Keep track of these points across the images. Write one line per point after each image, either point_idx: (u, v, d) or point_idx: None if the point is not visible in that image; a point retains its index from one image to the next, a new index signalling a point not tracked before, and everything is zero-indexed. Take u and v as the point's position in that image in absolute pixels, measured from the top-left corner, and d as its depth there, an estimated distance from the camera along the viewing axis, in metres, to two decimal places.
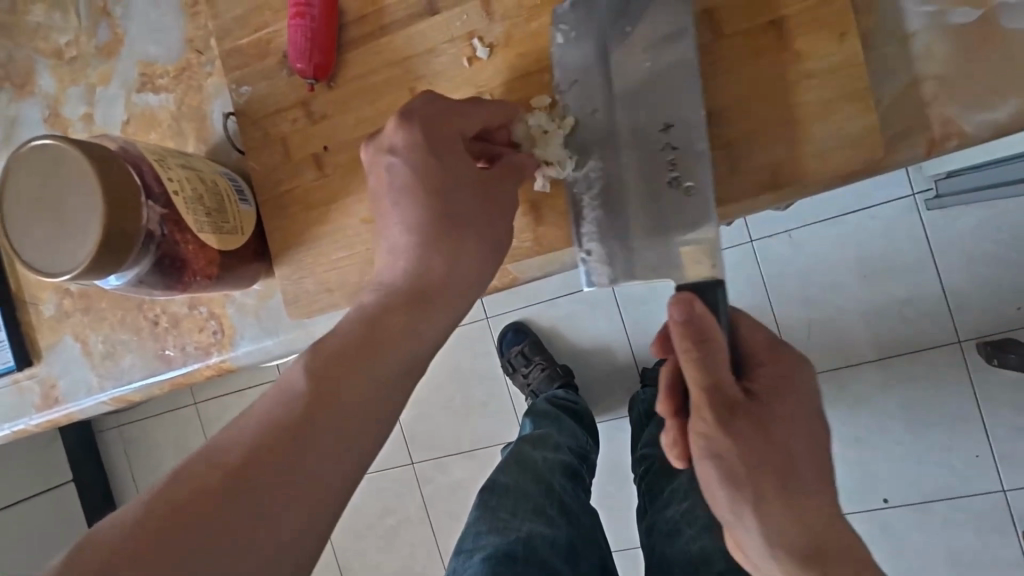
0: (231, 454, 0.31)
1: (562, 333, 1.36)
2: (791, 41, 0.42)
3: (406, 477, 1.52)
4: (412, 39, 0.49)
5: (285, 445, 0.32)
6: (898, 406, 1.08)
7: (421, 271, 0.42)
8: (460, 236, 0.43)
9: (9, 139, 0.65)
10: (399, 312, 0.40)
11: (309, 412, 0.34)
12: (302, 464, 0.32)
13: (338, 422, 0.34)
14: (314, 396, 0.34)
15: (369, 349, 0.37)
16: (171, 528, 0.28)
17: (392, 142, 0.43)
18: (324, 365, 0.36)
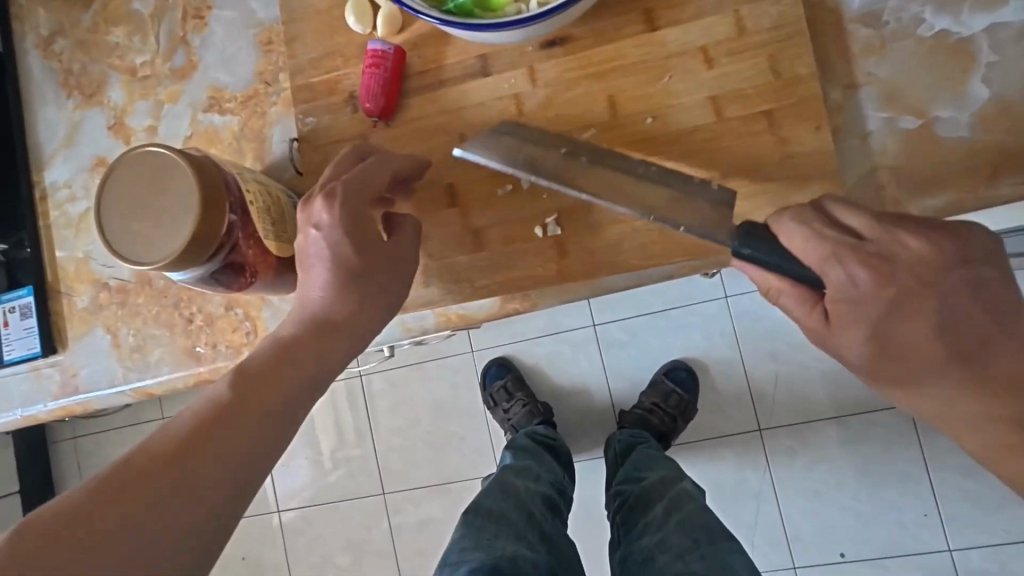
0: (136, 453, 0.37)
1: (542, 372, 1.41)
2: (779, 128, 0.51)
3: (375, 508, 1.51)
4: (465, 93, 0.57)
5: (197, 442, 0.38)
6: (855, 463, 1.23)
7: (337, 306, 0.47)
8: (373, 284, 0.48)
9: (69, 140, 0.71)
10: (315, 334, 0.46)
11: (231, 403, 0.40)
12: (204, 483, 0.37)
13: (232, 449, 0.39)
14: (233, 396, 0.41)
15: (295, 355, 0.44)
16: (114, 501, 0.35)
17: (320, 217, 0.48)
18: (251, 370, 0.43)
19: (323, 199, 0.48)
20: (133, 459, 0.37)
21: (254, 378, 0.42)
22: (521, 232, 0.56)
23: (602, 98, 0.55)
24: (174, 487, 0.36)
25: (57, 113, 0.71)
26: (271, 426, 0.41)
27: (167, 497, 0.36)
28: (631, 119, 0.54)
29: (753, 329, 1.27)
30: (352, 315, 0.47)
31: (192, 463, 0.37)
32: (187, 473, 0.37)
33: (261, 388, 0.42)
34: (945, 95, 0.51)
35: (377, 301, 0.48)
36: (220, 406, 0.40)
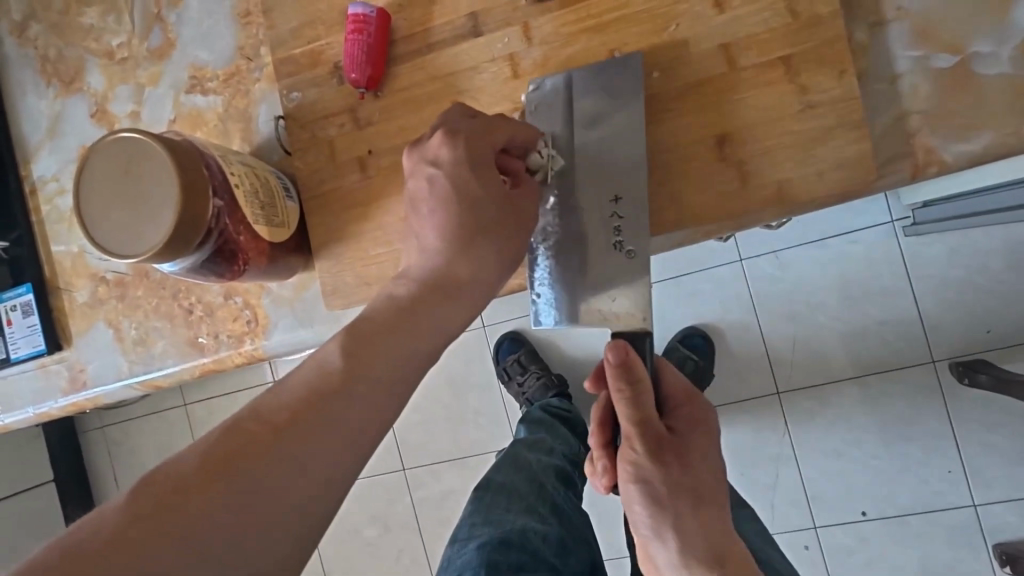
0: (247, 420, 0.35)
1: (555, 344, 1.40)
2: (798, 75, 0.47)
3: (395, 484, 1.54)
4: (456, 56, 0.53)
5: (311, 413, 0.36)
6: (875, 421, 1.20)
7: (451, 265, 0.45)
8: (492, 240, 0.45)
9: (53, 131, 0.68)
10: (426, 299, 0.43)
11: (344, 375, 0.37)
12: (301, 472, 0.33)
13: (337, 431, 0.36)
14: (349, 365, 0.38)
15: (405, 325, 0.41)
16: (226, 466, 0.32)
17: (436, 153, 0.46)
18: (363, 339, 0.40)
19: (445, 140, 0.46)
20: (217, 448, 0.33)
21: (340, 362, 0.38)
22: None
23: (603, 53, 0.50)
24: (279, 465, 0.33)
25: (37, 103, 0.69)
26: (380, 405, 0.38)
27: (256, 489, 0.32)
28: None
29: (769, 292, 1.23)
30: (463, 273, 0.45)
31: (279, 454, 0.33)
32: (289, 454, 0.34)
33: (371, 362, 0.39)
34: (984, 27, 0.46)
35: (489, 261, 0.45)
36: (308, 393, 0.36)
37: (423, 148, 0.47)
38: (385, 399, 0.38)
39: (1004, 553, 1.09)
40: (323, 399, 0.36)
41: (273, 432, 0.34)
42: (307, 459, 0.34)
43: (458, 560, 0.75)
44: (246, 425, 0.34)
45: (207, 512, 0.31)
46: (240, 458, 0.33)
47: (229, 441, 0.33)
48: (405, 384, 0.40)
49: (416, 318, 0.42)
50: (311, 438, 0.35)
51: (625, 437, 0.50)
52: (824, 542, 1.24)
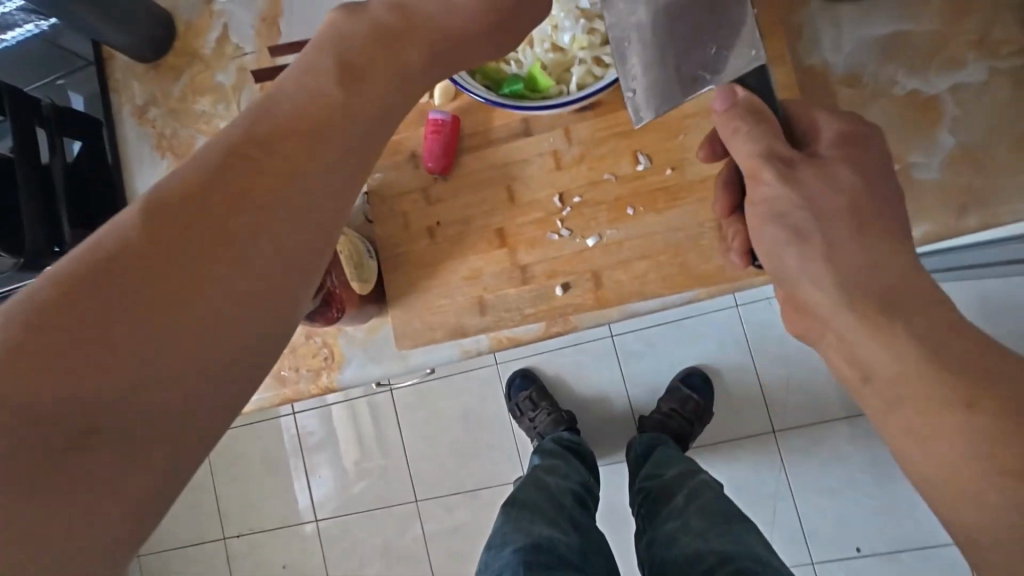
0: (94, 254, 0.28)
1: (566, 381, 1.51)
2: None
3: (409, 515, 1.61)
4: (511, 150, 0.67)
5: (182, 239, 0.29)
6: (866, 458, 1.31)
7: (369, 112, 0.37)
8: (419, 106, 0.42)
9: None
10: (318, 103, 0.34)
11: (215, 202, 0.30)
12: (197, 316, 0.29)
13: (226, 271, 0.29)
14: (218, 190, 0.30)
15: (289, 137, 0.32)
16: (90, 303, 0.27)
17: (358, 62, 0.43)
18: (243, 146, 0.31)
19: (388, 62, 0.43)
20: (79, 286, 0.27)
21: (229, 165, 0.31)
22: (563, 267, 0.66)
23: (628, 152, 0.65)
24: (157, 307, 0.28)
25: (152, 172, 0.83)
26: (275, 238, 0.31)
27: (137, 340, 0.27)
28: (653, 170, 0.64)
29: (764, 336, 1.36)
30: (369, 80, 0.37)
31: (157, 295, 0.28)
32: (162, 298, 0.28)
33: (246, 184, 0.30)
34: (919, 143, 0.60)
35: (388, 74, 0.38)
36: (166, 217, 0.29)
37: None
38: (275, 224, 0.31)
39: None
40: (198, 226, 0.29)
41: (136, 268, 0.28)
42: (200, 297, 0.29)
43: (497, 562, 0.85)
44: (118, 242, 0.28)
45: (83, 351, 0.27)
46: (97, 292, 0.27)
47: (96, 269, 0.28)
48: (308, 213, 0.32)
49: (334, 113, 0.34)
50: (195, 271, 0.29)
51: (751, 178, 0.49)
52: None
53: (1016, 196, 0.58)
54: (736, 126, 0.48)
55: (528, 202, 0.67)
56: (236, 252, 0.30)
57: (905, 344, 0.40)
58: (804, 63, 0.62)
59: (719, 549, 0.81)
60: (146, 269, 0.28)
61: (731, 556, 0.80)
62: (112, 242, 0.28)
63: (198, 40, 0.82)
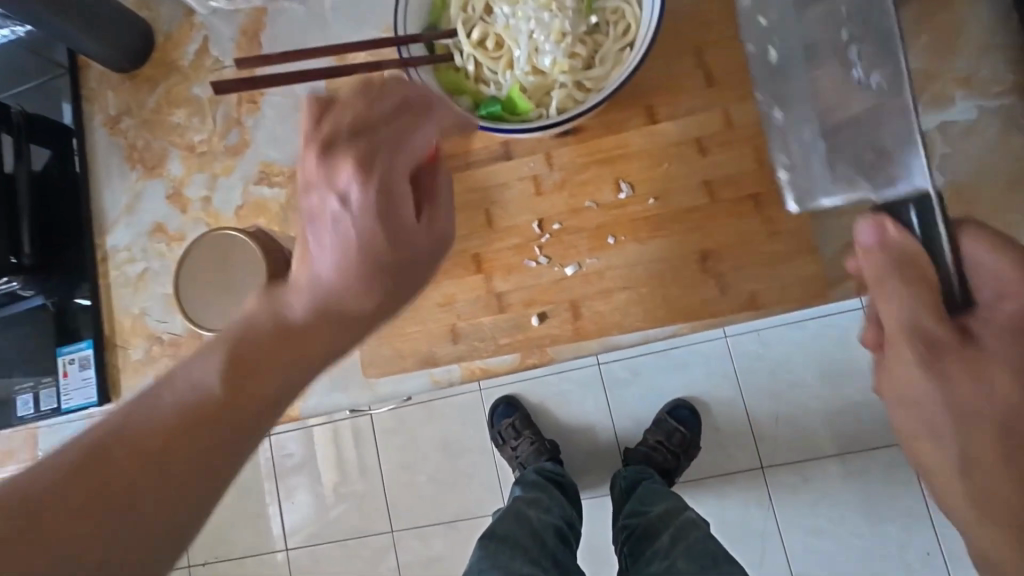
0: (45, 478, 0.29)
1: (551, 410, 1.45)
2: (764, 208, 0.59)
3: (384, 546, 1.53)
4: (490, 174, 0.65)
5: (130, 459, 0.30)
6: (856, 499, 1.27)
7: (351, 297, 0.38)
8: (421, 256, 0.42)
9: (131, 208, 0.79)
10: (296, 316, 0.37)
11: (165, 421, 0.32)
12: (139, 514, 0.30)
13: (173, 476, 0.30)
14: (174, 403, 0.32)
15: (255, 354, 0.35)
16: (34, 525, 0.28)
17: (346, 186, 0.39)
18: (202, 368, 0.33)
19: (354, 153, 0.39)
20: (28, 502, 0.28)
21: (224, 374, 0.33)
22: (541, 295, 0.63)
23: (611, 179, 0.63)
24: (99, 514, 0.29)
25: (120, 183, 0.80)
26: (223, 441, 0.32)
27: (73, 549, 0.28)
28: (636, 198, 0.62)
29: (754, 368, 1.32)
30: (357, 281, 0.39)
31: (98, 513, 0.29)
32: (107, 509, 0.29)
33: (197, 402, 0.32)
34: None
35: (373, 249, 0.39)
36: (120, 440, 0.31)
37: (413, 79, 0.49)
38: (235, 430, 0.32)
39: None
40: (147, 443, 0.31)
41: (81, 490, 0.29)
42: (142, 508, 0.30)
43: None
44: (64, 466, 0.30)
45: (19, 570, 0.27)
46: (47, 514, 0.29)
47: (57, 476, 0.29)
48: (258, 415, 0.33)
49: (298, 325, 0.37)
50: (140, 485, 0.30)
51: None
52: None
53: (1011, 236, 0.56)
54: None
55: (506, 227, 0.64)
56: (198, 453, 0.31)
57: (973, 393, 0.38)
58: None
59: None
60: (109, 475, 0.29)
61: None
62: (58, 469, 0.30)
63: (177, 52, 0.80)
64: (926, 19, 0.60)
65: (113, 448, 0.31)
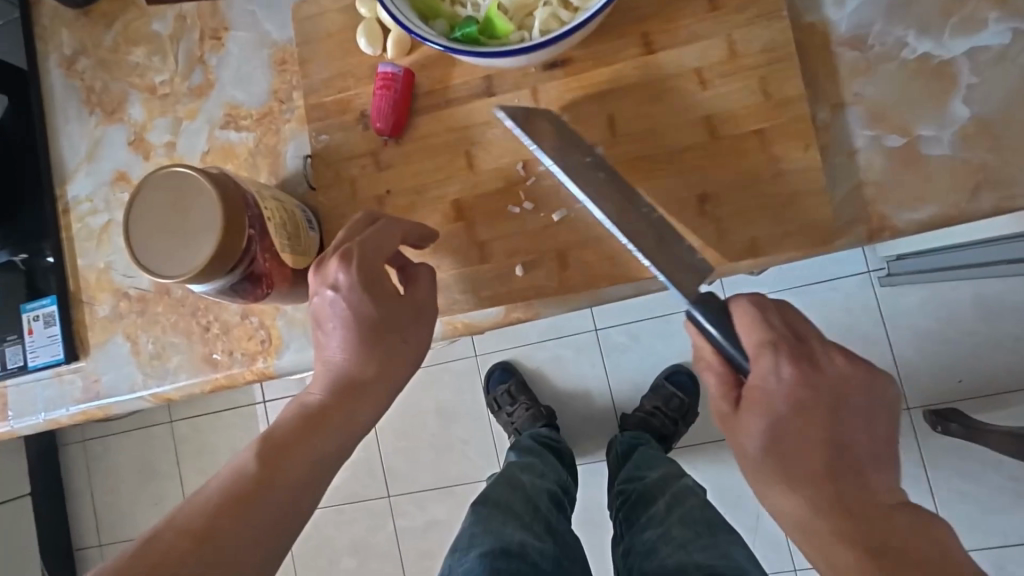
0: (171, 529, 0.41)
1: (546, 376, 1.44)
2: (769, 146, 0.54)
3: (380, 511, 1.54)
4: (471, 112, 0.60)
5: (231, 509, 0.42)
6: None
7: (360, 364, 0.50)
8: (399, 335, 0.51)
9: (91, 156, 0.74)
10: (339, 402, 0.49)
11: (255, 480, 0.44)
12: (233, 551, 0.41)
13: (266, 518, 0.43)
14: (260, 469, 0.44)
15: (313, 430, 0.47)
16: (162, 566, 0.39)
17: (335, 278, 0.50)
18: (277, 442, 0.46)
19: (339, 261, 0.50)
20: (165, 545, 0.40)
21: (268, 464, 0.45)
22: (526, 244, 0.58)
23: (602, 117, 0.57)
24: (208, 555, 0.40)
25: (79, 129, 0.74)
26: (298, 493, 0.45)
27: None
28: (630, 137, 0.57)
29: None
30: (376, 373, 0.50)
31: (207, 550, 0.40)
32: (217, 547, 0.40)
33: (277, 464, 0.45)
34: (927, 115, 0.53)
35: (391, 358, 0.51)
36: (225, 496, 0.43)
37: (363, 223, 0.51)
38: (315, 480, 0.46)
39: None
40: (240, 498, 0.43)
41: (192, 540, 0.40)
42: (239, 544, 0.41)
43: (458, 569, 0.78)
44: (185, 518, 0.42)
45: None
46: (172, 555, 0.40)
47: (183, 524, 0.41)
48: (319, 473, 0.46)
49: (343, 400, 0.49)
50: (239, 527, 0.42)
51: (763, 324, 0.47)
52: None
53: None
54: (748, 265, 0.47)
55: (489, 171, 0.59)
56: (278, 502, 0.44)
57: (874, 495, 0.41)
58: (800, 24, 0.56)
59: (704, 563, 0.75)
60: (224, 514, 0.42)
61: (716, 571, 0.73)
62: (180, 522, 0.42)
63: None
64: None
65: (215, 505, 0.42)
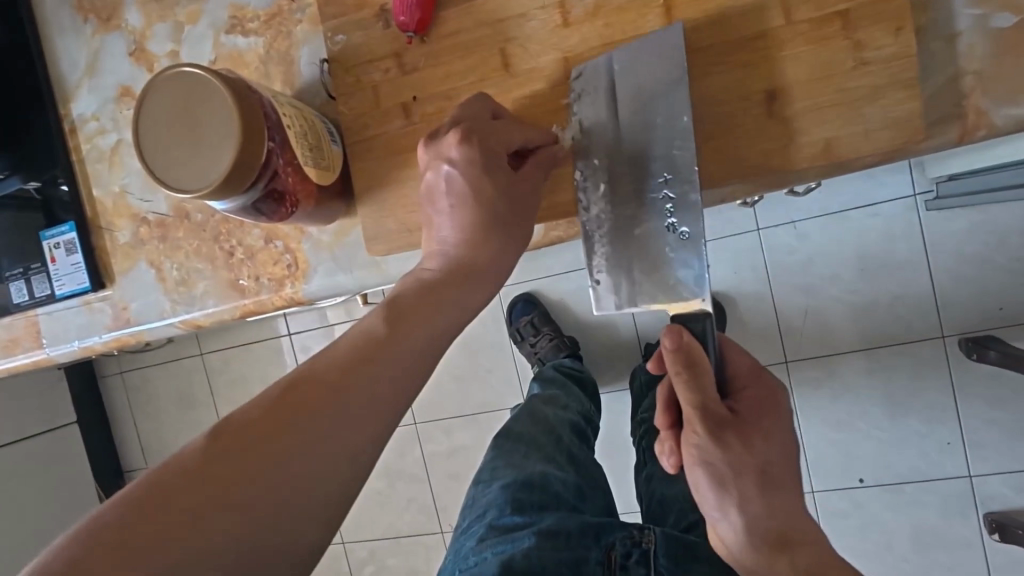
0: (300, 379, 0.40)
1: (570, 307, 1.41)
2: (854, 30, 0.47)
3: (408, 437, 1.59)
4: (506, 2, 0.53)
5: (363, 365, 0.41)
6: (881, 393, 1.23)
7: (472, 253, 0.49)
8: (506, 228, 0.49)
9: (91, 70, 0.68)
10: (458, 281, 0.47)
11: (386, 339, 0.42)
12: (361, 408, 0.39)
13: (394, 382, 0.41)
14: (391, 331, 0.43)
15: (437, 302, 0.46)
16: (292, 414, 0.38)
17: (451, 153, 0.48)
18: (406, 309, 0.45)
19: (456, 134, 0.48)
20: (240, 431, 0.37)
21: (362, 355, 0.41)
22: (570, 154, 0.53)
23: (657, 3, 0.50)
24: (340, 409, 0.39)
25: (76, 39, 0.68)
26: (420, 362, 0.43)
27: (318, 435, 0.37)
28: (690, 26, 0.50)
29: (786, 262, 1.24)
30: (493, 257, 0.49)
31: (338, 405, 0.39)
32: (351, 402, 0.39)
33: (406, 328, 0.44)
34: None
35: (512, 246, 0.50)
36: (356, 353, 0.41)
37: (439, 144, 0.49)
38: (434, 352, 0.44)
39: (993, 521, 1.15)
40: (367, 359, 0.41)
41: (325, 390, 0.39)
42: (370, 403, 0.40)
43: (483, 499, 0.78)
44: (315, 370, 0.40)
45: (286, 441, 0.37)
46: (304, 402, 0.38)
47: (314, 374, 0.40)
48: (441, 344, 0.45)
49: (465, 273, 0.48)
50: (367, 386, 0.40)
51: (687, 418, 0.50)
52: (820, 506, 1.29)
53: None
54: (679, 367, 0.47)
55: (526, 72, 0.53)
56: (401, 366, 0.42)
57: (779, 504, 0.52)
58: None
59: None
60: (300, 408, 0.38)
61: None
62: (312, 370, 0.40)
63: None
64: None
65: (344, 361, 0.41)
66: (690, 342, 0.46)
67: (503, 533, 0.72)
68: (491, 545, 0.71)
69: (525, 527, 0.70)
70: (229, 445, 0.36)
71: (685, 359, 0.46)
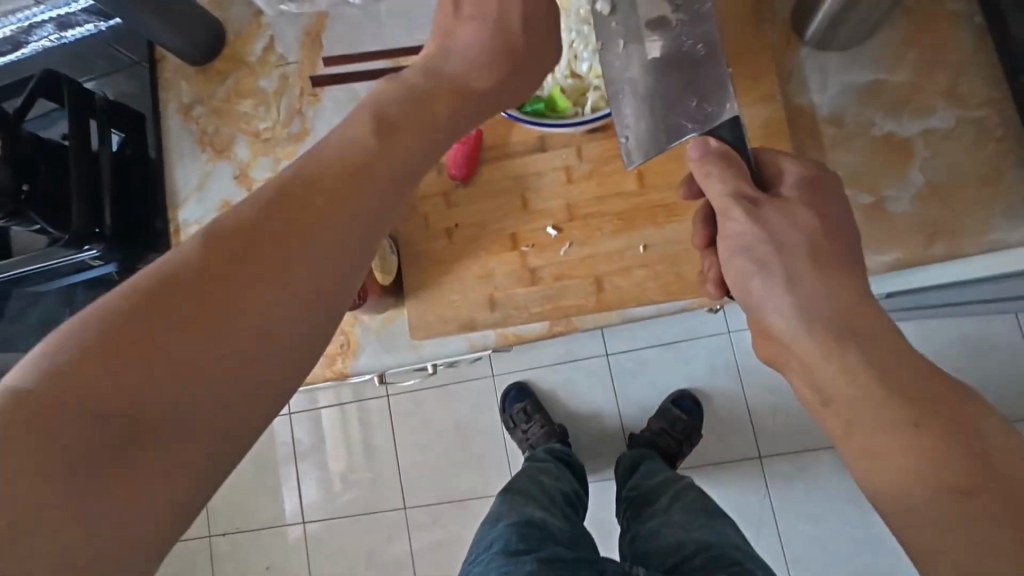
0: (138, 285, 0.36)
1: (560, 397, 1.55)
2: None
3: (397, 521, 1.61)
4: (528, 164, 0.74)
5: (222, 267, 0.37)
6: (848, 488, 1.35)
7: (372, 143, 0.44)
8: (412, 129, 0.47)
9: (201, 186, 0.88)
10: (346, 179, 0.42)
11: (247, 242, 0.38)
12: (231, 314, 0.36)
13: (262, 285, 0.38)
14: (250, 228, 0.39)
15: (320, 193, 0.41)
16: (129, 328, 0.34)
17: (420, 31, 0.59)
18: (279, 204, 0.40)
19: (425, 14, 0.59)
20: (63, 367, 0.33)
21: (215, 250, 0.38)
22: (571, 271, 0.72)
23: (634, 172, 0.72)
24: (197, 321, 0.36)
25: (192, 163, 0.89)
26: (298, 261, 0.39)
27: (168, 349, 0.35)
28: (656, 189, 0.71)
29: (755, 362, 1.42)
30: (388, 146, 0.45)
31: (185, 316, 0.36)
32: (199, 312, 0.36)
33: (274, 223, 0.39)
34: (893, 180, 0.67)
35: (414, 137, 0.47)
36: (208, 256, 0.37)
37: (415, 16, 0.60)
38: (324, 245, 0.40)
39: None
40: (227, 261, 0.37)
41: (166, 298, 0.36)
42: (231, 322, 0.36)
43: (488, 536, 0.88)
44: (159, 272, 0.36)
45: (131, 361, 0.34)
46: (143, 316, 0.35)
47: (152, 280, 0.36)
48: (324, 242, 0.40)
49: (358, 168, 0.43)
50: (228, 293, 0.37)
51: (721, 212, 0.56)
52: None
53: (981, 231, 0.64)
54: (707, 171, 0.55)
55: (541, 211, 0.73)
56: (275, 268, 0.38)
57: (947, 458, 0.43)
58: (792, 103, 0.70)
59: (701, 538, 0.87)
60: (155, 312, 0.35)
61: (713, 543, 0.85)
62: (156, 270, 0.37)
63: (245, 49, 0.89)
64: (911, 41, 0.69)
65: (199, 263, 0.37)
66: (716, 149, 0.55)
67: (507, 556, 0.81)
68: (496, 567, 0.81)
69: (528, 552, 0.81)
70: (99, 322, 0.34)
71: (714, 158, 0.55)
